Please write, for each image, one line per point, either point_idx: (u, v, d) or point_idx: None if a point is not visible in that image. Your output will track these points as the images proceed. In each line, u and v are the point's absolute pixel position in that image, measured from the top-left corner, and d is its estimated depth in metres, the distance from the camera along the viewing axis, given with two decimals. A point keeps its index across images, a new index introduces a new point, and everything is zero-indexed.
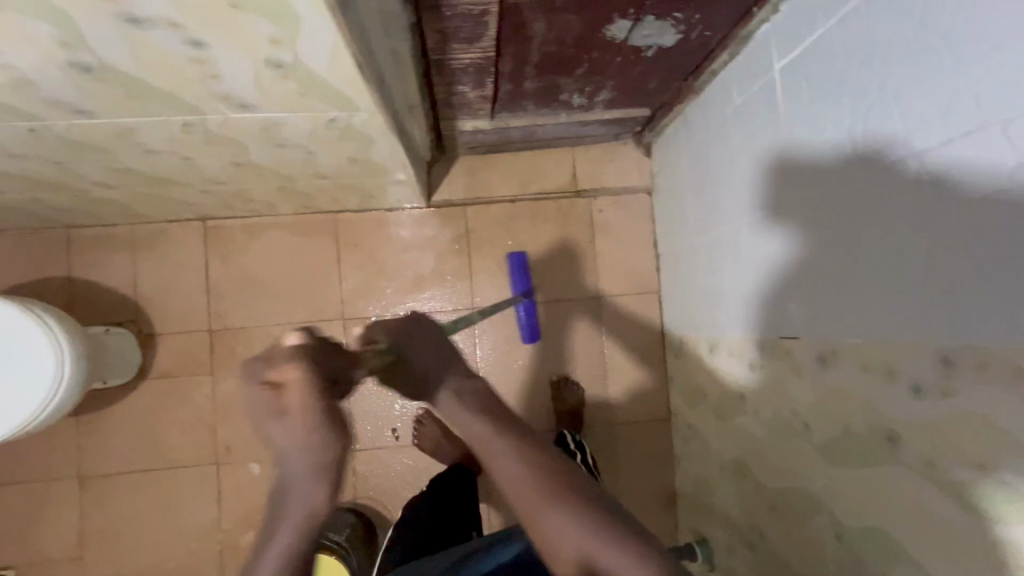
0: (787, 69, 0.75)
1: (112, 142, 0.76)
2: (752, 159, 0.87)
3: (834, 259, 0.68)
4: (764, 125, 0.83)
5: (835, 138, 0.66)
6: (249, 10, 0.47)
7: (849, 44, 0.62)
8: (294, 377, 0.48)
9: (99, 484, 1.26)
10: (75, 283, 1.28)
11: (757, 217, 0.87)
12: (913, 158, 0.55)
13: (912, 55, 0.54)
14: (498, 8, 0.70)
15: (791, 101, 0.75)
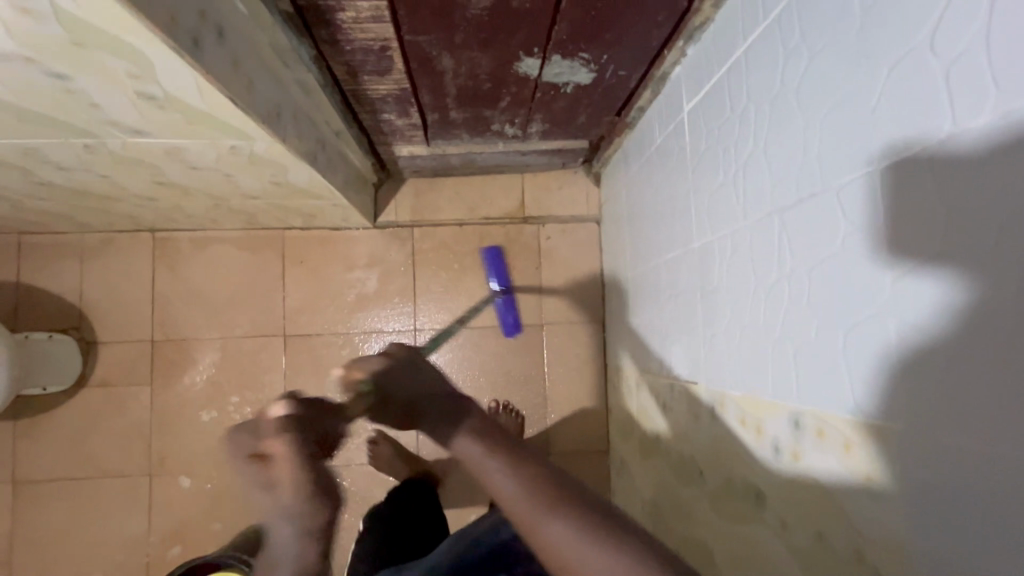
0: (693, 116, 0.77)
1: (22, 159, 0.78)
2: (667, 201, 0.88)
3: (727, 311, 0.69)
4: (676, 169, 0.84)
5: (727, 190, 0.67)
6: (94, 49, 0.48)
7: (740, 98, 0.63)
8: (280, 450, 0.48)
9: (31, 490, 1.26)
10: (21, 288, 1.29)
11: (672, 257, 0.87)
12: (777, 214, 0.57)
13: (777, 113, 0.56)
14: (398, 44, 0.72)
15: (696, 148, 0.76)
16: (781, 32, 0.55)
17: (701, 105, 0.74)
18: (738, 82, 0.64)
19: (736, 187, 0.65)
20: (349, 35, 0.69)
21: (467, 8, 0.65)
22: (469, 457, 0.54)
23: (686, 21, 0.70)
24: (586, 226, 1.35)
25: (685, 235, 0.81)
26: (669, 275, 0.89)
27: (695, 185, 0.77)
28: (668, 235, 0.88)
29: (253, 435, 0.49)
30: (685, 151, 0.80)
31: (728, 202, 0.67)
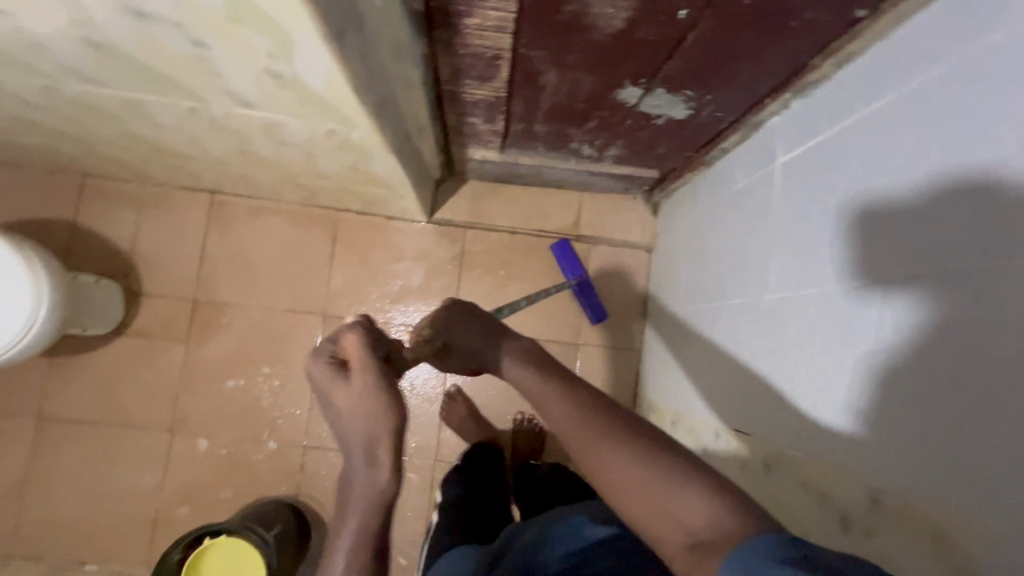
0: (786, 170, 0.76)
1: (123, 110, 0.79)
2: (739, 247, 0.87)
3: (797, 369, 0.68)
4: (755, 218, 0.83)
5: (815, 250, 0.67)
6: (246, 26, 0.48)
7: (846, 162, 0.63)
8: (352, 348, 0.57)
9: (55, 427, 1.28)
10: (76, 228, 1.31)
11: (737, 304, 0.86)
12: (877, 286, 0.56)
13: (892, 186, 0.55)
14: (511, 55, 0.72)
15: (783, 201, 0.76)
16: (910, 107, 0.54)
17: (799, 160, 0.73)
18: (846, 145, 0.63)
19: (827, 249, 0.65)
20: (466, 41, 0.69)
21: (591, 32, 0.65)
22: (517, 377, 0.61)
23: (801, 75, 0.70)
24: (636, 253, 1.35)
25: (756, 285, 0.80)
26: (730, 321, 0.88)
27: (776, 238, 0.76)
28: (735, 281, 0.88)
29: (331, 342, 0.59)
30: (770, 202, 0.79)
31: (815, 262, 0.67)
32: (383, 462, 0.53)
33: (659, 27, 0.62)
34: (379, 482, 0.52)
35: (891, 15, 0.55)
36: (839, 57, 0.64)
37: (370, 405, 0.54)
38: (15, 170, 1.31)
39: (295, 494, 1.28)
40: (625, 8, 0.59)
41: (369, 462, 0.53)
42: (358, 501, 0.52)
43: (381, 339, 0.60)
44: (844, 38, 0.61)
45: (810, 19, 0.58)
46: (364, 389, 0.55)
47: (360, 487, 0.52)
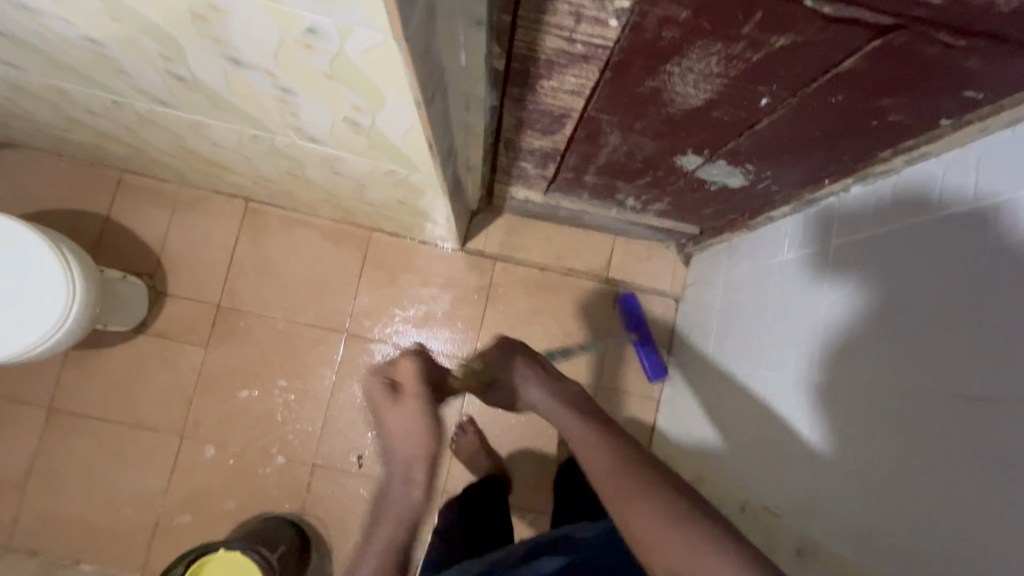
0: (836, 252, 0.74)
1: (184, 129, 0.79)
2: (776, 321, 0.85)
3: (836, 462, 0.67)
4: (796, 295, 0.81)
5: (863, 345, 0.65)
6: (341, 84, 0.48)
7: (903, 261, 0.61)
8: (406, 370, 0.62)
9: (66, 420, 1.27)
10: (110, 223, 1.32)
11: (768, 379, 0.84)
12: (938, 397, 0.54)
13: (955, 298, 0.54)
14: (578, 115, 0.72)
15: (829, 285, 0.74)
16: (979, 223, 0.53)
17: (850, 245, 0.72)
18: (904, 243, 0.61)
19: (877, 348, 0.63)
20: (538, 98, 0.70)
21: (666, 106, 0.65)
22: (558, 416, 0.62)
23: (867, 165, 0.69)
24: (664, 301, 1.34)
25: (792, 366, 0.78)
26: (759, 395, 0.86)
27: (818, 321, 0.74)
28: (768, 354, 0.86)
29: (387, 365, 0.63)
30: (814, 282, 0.77)
31: (863, 358, 0.65)
32: (414, 487, 0.56)
33: (735, 109, 0.62)
34: (414, 499, 0.55)
35: (976, 126, 0.54)
36: (910, 155, 0.62)
37: (413, 426, 0.58)
38: (57, 160, 1.32)
39: (299, 512, 1.27)
40: (707, 90, 0.59)
41: (405, 482, 0.56)
42: (389, 517, 0.55)
43: (431, 367, 0.64)
44: (918, 138, 0.61)
45: (892, 121, 0.58)
46: (410, 414, 0.59)
47: (393, 504, 0.56)
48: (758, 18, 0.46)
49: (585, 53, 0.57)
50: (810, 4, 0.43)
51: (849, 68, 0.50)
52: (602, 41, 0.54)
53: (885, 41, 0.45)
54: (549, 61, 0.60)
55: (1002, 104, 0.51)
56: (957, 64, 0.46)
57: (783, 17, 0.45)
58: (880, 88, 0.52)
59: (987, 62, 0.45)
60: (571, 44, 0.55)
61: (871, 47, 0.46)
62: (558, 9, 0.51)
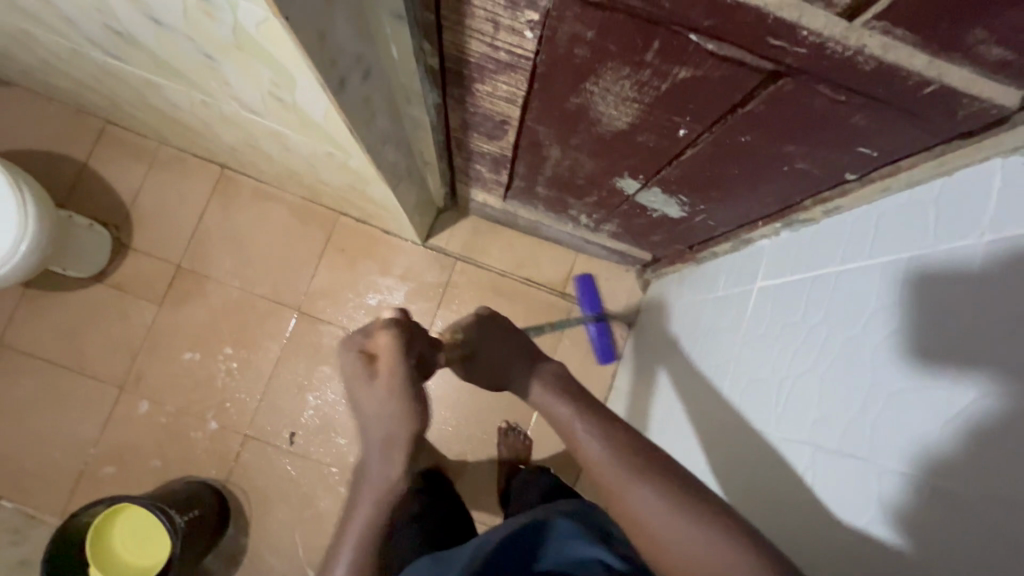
0: (877, 324, 0.50)
1: (143, 85, 0.81)
2: (774, 387, 0.64)
3: (727, 493, 0.69)
4: (809, 362, 0.59)
5: (904, 478, 0.44)
6: (252, 57, 0.50)
7: (987, 384, 0.38)
8: (384, 346, 0.57)
9: (12, 358, 1.28)
10: (86, 170, 1.34)
11: (751, 454, 0.66)
12: (816, 449, 0.54)
13: (845, 352, 0.54)
14: (518, 124, 0.73)
15: (868, 369, 0.50)
16: (869, 279, 0.53)
17: (892, 312, 0.49)
18: (995, 357, 0.38)
19: (935, 501, 0.41)
20: (477, 102, 0.71)
21: (597, 126, 0.66)
22: (543, 400, 0.62)
23: (792, 210, 0.69)
24: (616, 322, 1.34)
25: (792, 457, 0.58)
26: (733, 462, 0.69)
27: (742, 362, 0.74)
28: (756, 423, 0.66)
29: (363, 335, 0.59)
30: (840, 351, 0.54)
31: (900, 496, 0.44)
32: (395, 465, 0.53)
33: (658, 136, 0.63)
34: (393, 479, 0.53)
35: (878, 184, 0.55)
36: (828, 206, 0.63)
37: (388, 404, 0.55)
38: (46, 103, 1.35)
39: (224, 481, 1.27)
40: (629, 113, 0.60)
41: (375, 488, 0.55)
42: (367, 498, 0.53)
43: (415, 334, 0.60)
44: (833, 190, 0.61)
45: (801, 168, 0.59)
46: (388, 390, 0.55)
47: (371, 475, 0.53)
48: (657, 47, 0.47)
49: (510, 61, 0.58)
50: (694, 40, 0.43)
51: (750, 110, 0.51)
52: (522, 51, 0.55)
53: (775, 86, 0.46)
54: (479, 65, 0.61)
55: (899, 164, 0.51)
56: (845, 118, 0.47)
57: (678, 49, 0.46)
58: (782, 134, 0.53)
59: (871, 120, 0.46)
60: (495, 50, 0.57)
61: (765, 91, 0.47)
62: (474, 14, 0.52)
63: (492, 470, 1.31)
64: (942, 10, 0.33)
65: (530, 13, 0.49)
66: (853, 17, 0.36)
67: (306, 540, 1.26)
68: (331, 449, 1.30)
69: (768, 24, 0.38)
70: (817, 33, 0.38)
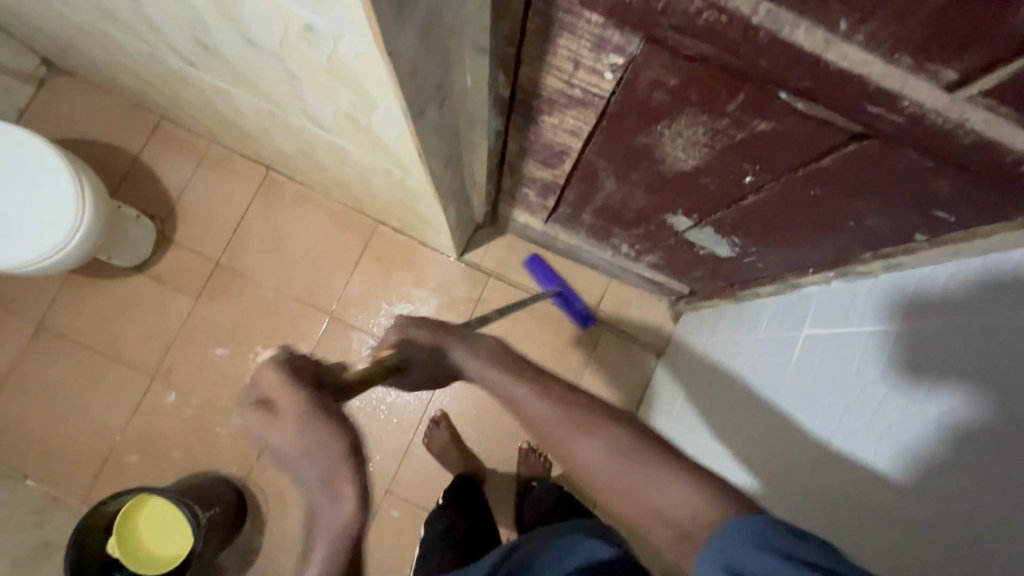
0: (888, 350, 0.58)
1: (211, 91, 0.84)
2: (793, 405, 0.71)
3: None
4: (825, 382, 0.66)
5: (914, 482, 0.50)
6: (339, 81, 0.51)
7: (977, 396, 0.46)
8: (271, 382, 0.48)
9: (51, 341, 1.31)
10: (137, 163, 1.38)
11: (776, 466, 0.72)
12: (884, 514, 0.53)
13: (908, 416, 0.52)
14: (577, 155, 0.74)
15: (878, 387, 0.58)
16: (936, 342, 0.52)
17: (903, 340, 0.57)
18: (983, 374, 0.46)
19: (935, 497, 0.48)
20: (540, 131, 0.72)
21: (660, 164, 0.66)
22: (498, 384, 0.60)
23: (848, 262, 0.68)
24: (644, 351, 1.33)
25: (856, 514, 0.57)
26: None
27: (787, 410, 0.72)
28: (779, 438, 0.73)
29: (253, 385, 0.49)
30: (854, 373, 0.62)
31: (908, 495, 0.51)
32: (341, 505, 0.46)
33: (722, 180, 0.63)
34: (348, 513, 0.46)
35: (949, 248, 0.54)
36: (889, 262, 0.62)
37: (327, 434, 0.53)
38: (105, 95, 1.39)
39: (243, 478, 1.28)
40: (697, 156, 0.60)
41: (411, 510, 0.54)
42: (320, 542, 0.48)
43: (311, 367, 0.51)
44: (897, 248, 0.60)
45: (868, 225, 0.58)
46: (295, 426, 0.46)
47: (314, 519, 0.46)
48: (741, 99, 0.47)
49: (583, 98, 0.59)
50: (785, 97, 0.43)
51: (826, 165, 0.51)
52: (598, 90, 0.56)
53: (859, 146, 0.46)
54: (551, 99, 0.62)
55: (975, 231, 0.51)
56: (927, 183, 0.47)
57: (763, 104, 0.46)
58: (856, 190, 0.53)
59: (955, 187, 0.46)
60: (570, 87, 0.58)
61: (847, 149, 0.47)
62: (557, 52, 0.53)
63: (509, 490, 1.30)
64: None
65: (615, 57, 0.49)
66: (954, 90, 0.36)
67: None
68: None
69: (869, 91, 0.38)
70: (918, 104, 0.38)
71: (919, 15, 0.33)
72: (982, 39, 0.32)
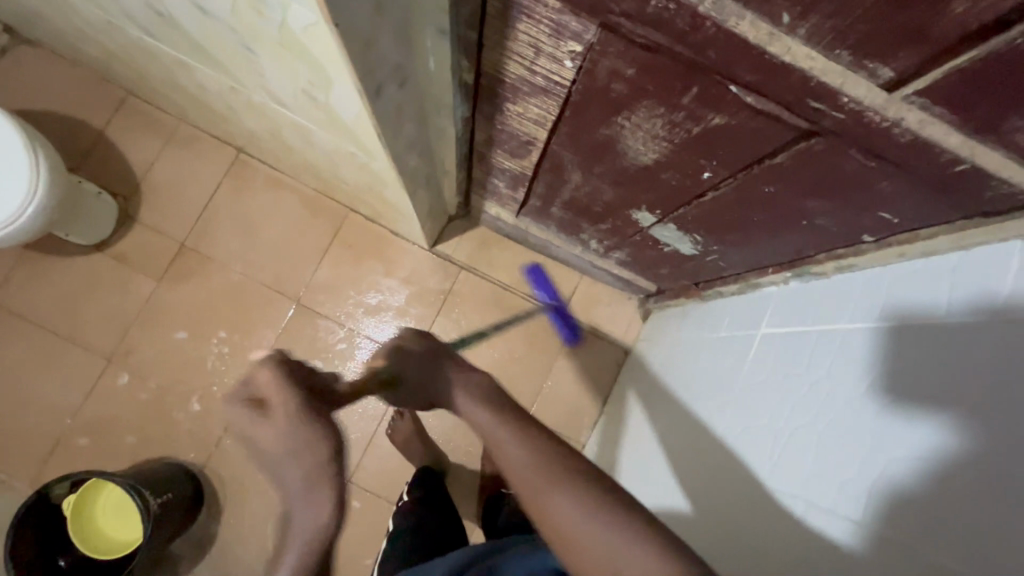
0: (850, 384, 0.54)
1: (174, 65, 0.81)
2: (756, 439, 0.67)
3: (711, 533, 0.69)
4: (790, 417, 0.62)
5: (847, 468, 0.51)
6: (292, 54, 0.50)
7: (891, 374, 0.50)
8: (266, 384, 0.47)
9: (3, 318, 1.27)
10: (102, 138, 1.34)
11: (735, 507, 0.66)
12: (810, 503, 0.54)
13: (848, 410, 0.54)
14: (543, 145, 0.74)
15: (841, 424, 0.54)
16: (878, 340, 0.53)
17: (867, 373, 0.53)
18: (913, 372, 0.47)
19: (902, 542, 0.43)
20: (506, 120, 0.71)
21: (622, 157, 0.66)
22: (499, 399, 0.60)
23: (804, 262, 0.70)
24: (612, 349, 1.33)
25: (784, 504, 0.58)
26: (722, 509, 0.69)
27: (740, 405, 0.74)
28: (739, 474, 0.68)
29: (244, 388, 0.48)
30: (818, 408, 0.58)
31: (829, 469, 0.53)
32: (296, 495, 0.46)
33: (682, 176, 0.64)
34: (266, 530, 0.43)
35: (895, 250, 0.55)
36: (841, 262, 0.64)
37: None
38: (71, 66, 1.35)
39: (201, 465, 1.25)
40: (656, 149, 0.61)
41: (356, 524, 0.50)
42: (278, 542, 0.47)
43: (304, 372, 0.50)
44: (849, 248, 0.62)
45: (820, 224, 0.59)
46: None
47: None
48: (695, 91, 0.47)
49: (545, 86, 0.59)
50: (735, 91, 0.43)
51: (778, 162, 0.52)
52: (560, 79, 0.56)
53: (808, 144, 0.46)
54: (514, 86, 0.62)
55: (918, 233, 0.52)
56: (872, 183, 0.48)
57: (715, 97, 0.46)
58: (806, 189, 0.54)
59: (898, 188, 0.47)
60: (532, 74, 0.57)
61: (796, 147, 0.48)
62: (518, 38, 0.52)
63: (472, 484, 1.30)
64: (988, 97, 0.34)
65: (574, 44, 0.49)
66: (893, 89, 0.37)
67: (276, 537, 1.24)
68: None
69: (811, 87, 0.39)
70: (857, 101, 0.38)
71: (855, 12, 0.33)
72: (915, 38, 0.33)
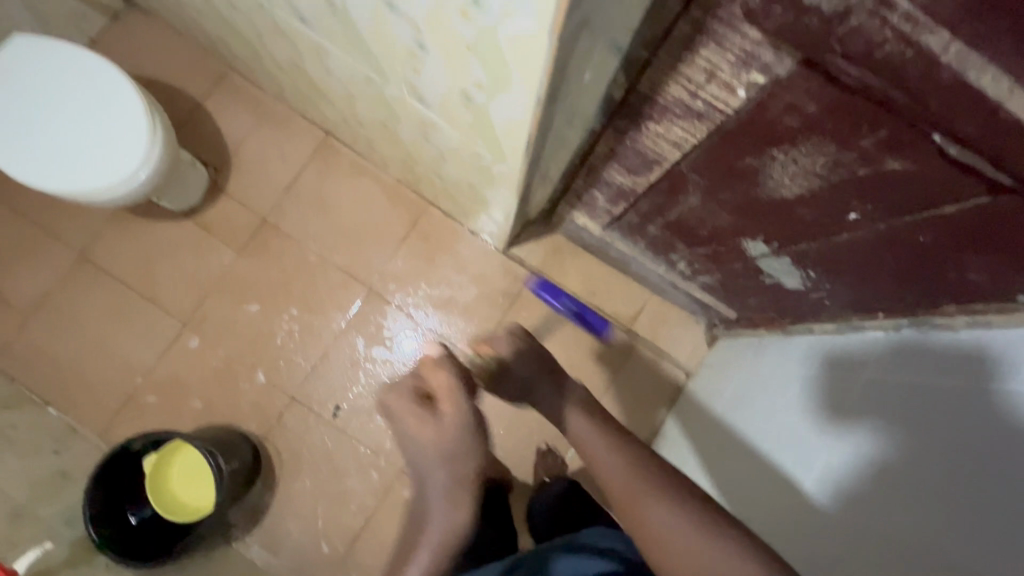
0: (965, 466, 0.52)
1: (309, 50, 0.84)
2: (836, 496, 0.66)
3: (781, 540, 0.73)
4: (875, 478, 0.61)
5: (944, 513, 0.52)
6: (474, 58, 0.51)
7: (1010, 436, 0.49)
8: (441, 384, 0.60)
9: (92, 272, 1.32)
10: (199, 109, 1.38)
11: (809, 519, 0.69)
12: (897, 535, 0.56)
13: (951, 459, 0.54)
14: (669, 166, 0.74)
15: (946, 501, 0.52)
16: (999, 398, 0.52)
17: (981, 460, 0.51)
18: None
19: None
20: (638, 137, 0.72)
21: (756, 187, 0.66)
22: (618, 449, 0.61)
23: (926, 312, 0.68)
24: (675, 372, 1.32)
25: (866, 529, 0.60)
26: (794, 520, 0.72)
27: (822, 427, 0.75)
28: (812, 517, 0.69)
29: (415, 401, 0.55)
30: (911, 477, 0.57)
31: (922, 511, 0.54)
32: None
33: (821, 213, 0.63)
34: None
35: None
36: (972, 319, 0.61)
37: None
38: (178, 37, 1.39)
39: (261, 436, 1.28)
40: (802, 185, 0.60)
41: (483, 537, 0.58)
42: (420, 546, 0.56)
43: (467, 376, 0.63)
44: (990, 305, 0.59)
45: (969, 279, 0.58)
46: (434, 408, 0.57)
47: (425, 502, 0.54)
48: (881, 135, 0.47)
49: (701, 111, 0.59)
50: (936, 139, 0.43)
51: (948, 213, 0.51)
52: (722, 105, 0.56)
53: (993, 201, 0.46)
54: (665, 107, 0.62)
55: None
56: None
57: (905, 142, 0.46)
58: (971, 243, 0.53)
59: None
60: (693, 98, 0.58)
61: (977, 202, 0.47)
62: (693, 63, 0.53)
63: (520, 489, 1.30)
64: None
65: (757, 75, 0.50)
66: None
67: (326, 516, 1.26)
68: (368, 431, 1.30)
69: None
70: None
71: None
72: None
